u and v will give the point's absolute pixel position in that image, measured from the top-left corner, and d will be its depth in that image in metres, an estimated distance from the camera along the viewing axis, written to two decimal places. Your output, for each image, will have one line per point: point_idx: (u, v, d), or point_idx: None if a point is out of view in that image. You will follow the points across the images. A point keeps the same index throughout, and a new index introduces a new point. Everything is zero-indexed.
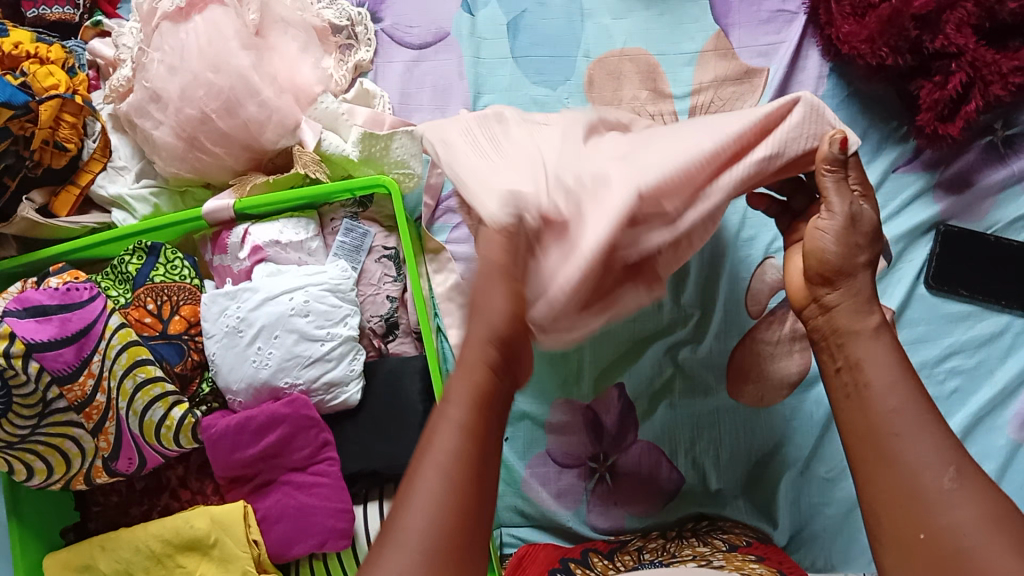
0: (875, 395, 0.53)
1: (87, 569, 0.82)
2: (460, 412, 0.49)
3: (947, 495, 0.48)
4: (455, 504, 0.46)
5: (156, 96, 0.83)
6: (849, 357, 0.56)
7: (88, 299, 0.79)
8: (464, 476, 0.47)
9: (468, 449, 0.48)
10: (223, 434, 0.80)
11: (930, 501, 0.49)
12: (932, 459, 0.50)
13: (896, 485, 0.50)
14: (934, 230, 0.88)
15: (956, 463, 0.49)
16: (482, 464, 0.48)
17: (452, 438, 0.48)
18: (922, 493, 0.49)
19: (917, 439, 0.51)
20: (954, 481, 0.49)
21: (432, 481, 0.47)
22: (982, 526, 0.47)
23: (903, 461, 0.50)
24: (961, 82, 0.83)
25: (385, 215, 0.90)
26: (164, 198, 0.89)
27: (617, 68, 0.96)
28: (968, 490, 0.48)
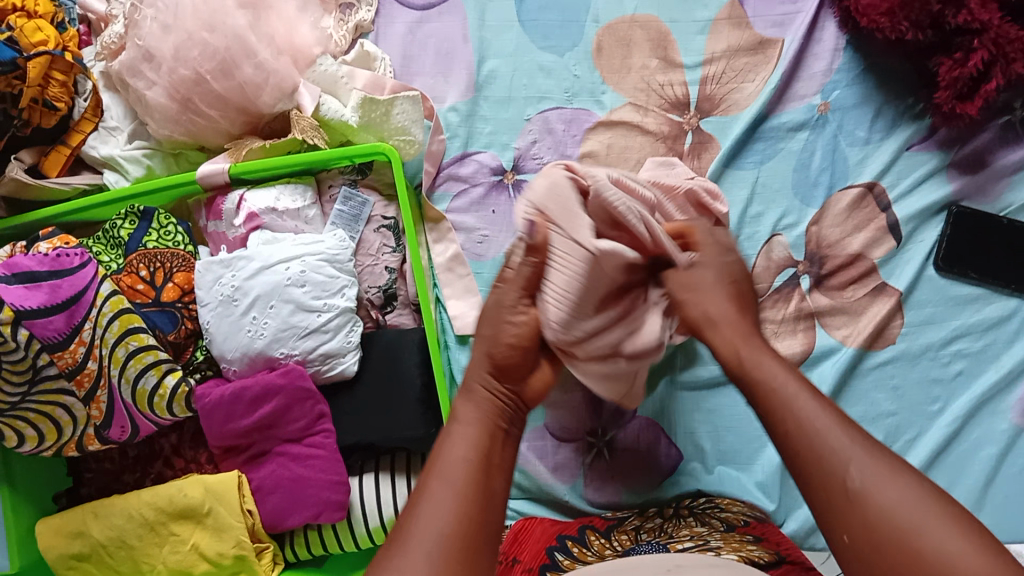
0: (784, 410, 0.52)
1: (81, 535, 0.81)
2: (466, 423, 0.57)
3: (856, 492, 0.45)
4: (471, 495, 0.51)
5: (149, 55, 0.80)
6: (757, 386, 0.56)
7: (79, 265, 0.78)
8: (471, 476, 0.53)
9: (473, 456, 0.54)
10: (218, 403, 0.79)
11: (844, 503, 0.46)
12: (842, 452, 0.47)
13: (818, 496, 0.48)
14: (946, 211, 0.86)
15: (858, 456, 0.47)
16: (489, 461, 0.55)
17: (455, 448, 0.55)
18: (835, 497, 0.46)
19: (828, 437, 0.48)
20: (861, 473, 0.46)
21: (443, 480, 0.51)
22: (893, 509, 0.44)
23: (818, 467, 0.48)
24: (983, 59, 0.80)
25: (384, 183, 0.88)
26: (158, 159, 0.87)
27: (627, 35, 0.93)
28: (876, 480, 0.45)
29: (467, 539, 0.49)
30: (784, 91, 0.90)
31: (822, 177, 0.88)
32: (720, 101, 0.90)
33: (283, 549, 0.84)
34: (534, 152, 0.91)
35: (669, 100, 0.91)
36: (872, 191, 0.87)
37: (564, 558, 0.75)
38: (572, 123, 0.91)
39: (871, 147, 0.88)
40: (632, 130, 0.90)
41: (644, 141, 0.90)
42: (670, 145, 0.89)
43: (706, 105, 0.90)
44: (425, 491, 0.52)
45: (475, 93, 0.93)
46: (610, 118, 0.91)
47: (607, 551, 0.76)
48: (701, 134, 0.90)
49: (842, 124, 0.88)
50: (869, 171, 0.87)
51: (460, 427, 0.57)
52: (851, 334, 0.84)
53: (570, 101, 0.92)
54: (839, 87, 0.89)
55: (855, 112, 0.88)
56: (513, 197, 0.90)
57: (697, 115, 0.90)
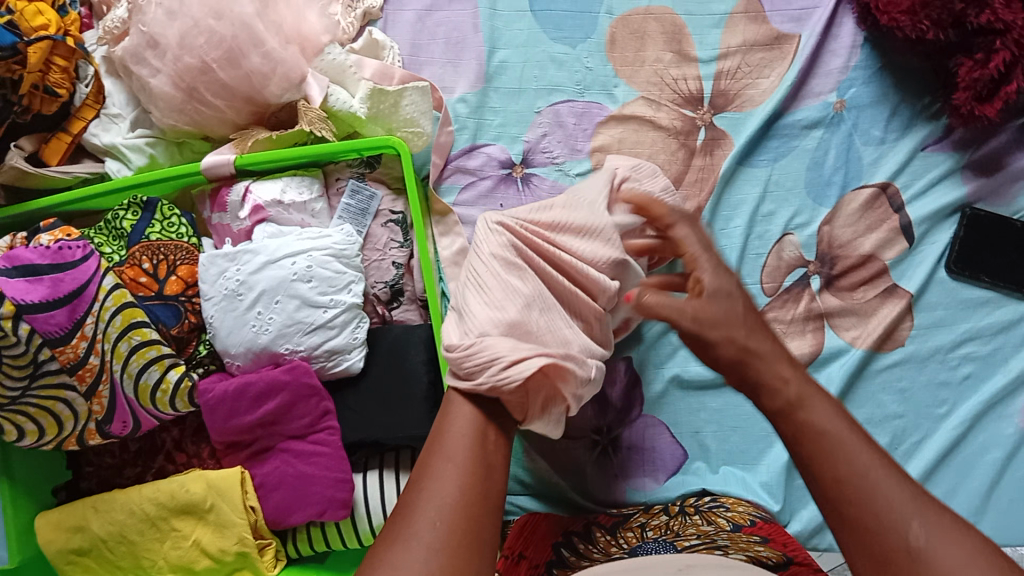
0: (829, 458, 0.52)
1: (80, 530, 0.80)
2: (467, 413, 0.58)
3: (917, 552, 0.48)
4: (462, 503, 0.52)
5: (153, 41, 0.78)
6: (794, 434, 0.54)
7: (82, 258, 0.76)
8: (471, 467, 0.54)
9: (478, 452, 0.55)
10: (221, 399, 0.78)
11: (914, 564, 0.47)
12: (904, 507, 0.49)
13: (870, 550, 0.49)
14: (959, 213, 0.85)
15: (918, 514, 0.49)
16: (484, 464, 0.55)
17: (451, 459, 0.54)
18: (896, 555, 0.48)
19: (886, 486, 0.50)
20: (921, 532, 0.48)
21: (444, 473, 0.53)
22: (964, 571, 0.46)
23: (880, 515, 0.49)
24: (1005, 60, 0.79)
25: (392, 177, 0.86)
26: (161, 148, 0.85)
27: (641, 28, 0.91)
28: (934, 534, 0.48)
29: (466, 520, 0.51)
30: (800, 88, 0.88)
31: (836, 176, 0.86)
32: (735, 97, 0.89)
33: (285, 546, 0.83)
34: (544, 145, 0.89)
35: (682, 95, 0.89)
36: (886, 191, 0.86)
37: (570, 554, 0.76)
38: (583, 117, 0.90)
39: (886, 147, 0.87)
40: (644, 125, 0.89)
41: (656, 137, 0.88)
42: (683, 141, 0.88)
43: (720, 101, 0.89)
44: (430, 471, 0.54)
45: (485, 84, 0.91)
46: (622, 112, 0.89)
47: (613, 549, 0.75)
48: (714, 130, 0.88)
49: (857, 123, 0.87)
50: (883, 171, 0.86)
51: (460, 416, 0.58)
52: (861, 335, 0.83)
53: (582, 94, 0.90)
54: (856, 85, 0.88)
55: (871, 111, 0.87)
56: (521, 191, 0.88)
57: (711, 111, 0.89)
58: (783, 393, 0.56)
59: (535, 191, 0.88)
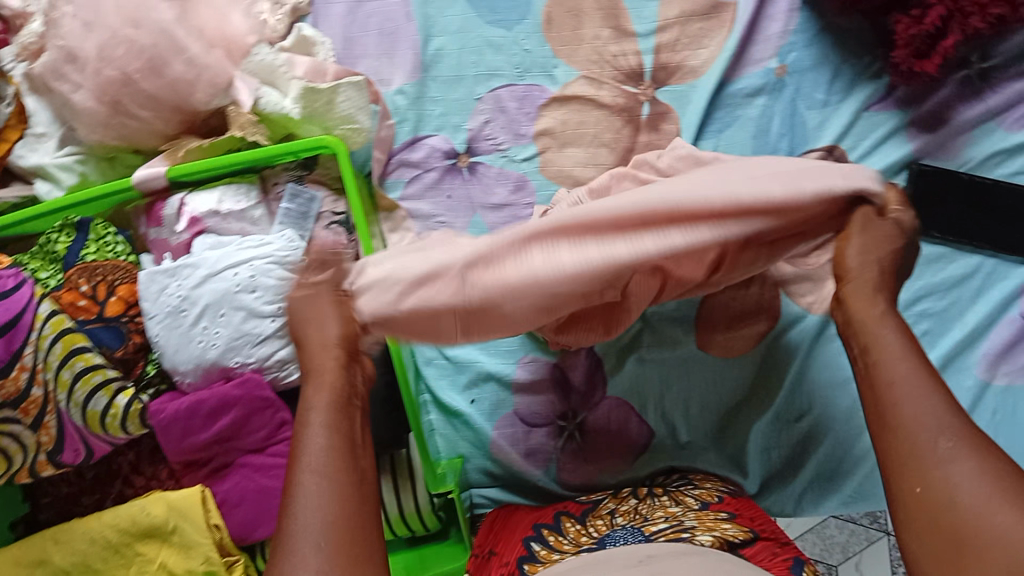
0: (880, 370, 0.52)
1: (41, 564, 0.78)
2: (322, 389, 0.54)
3: (942, 454, 0.45)
4: (350, 492, 0.48)
5: (72, 56, 0.76)
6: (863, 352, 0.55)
7: (13, 287, 0.74)
8: (343, 451, 0.50)
9: (335, 437, 0.51)
10: (173, 418, 0.76)
11: (928, 465, 0.45)
12: (932, 421, 0.47)
13: (895, 450, 0.47)
14: (906, 169, 0.84)
15: (947, 429, 0.46)
16: (352, 448, 0.51)
17: (318, 467, 0.48)
18: (917, 453, 0.46)
19: (919, 400, 0.48)
20: (950, 443, 0.45)
21: (310, 483, 0.48)
22: (977, 479, 0.43)
23: (905, 422, 0.48)
24: (941, 15, 0.78)
25: (331, 177, 0.84)
26: (91, 165, 0.82)
27: (576, 6, 0.89)
28: (963, 451, 0.45)
29: (346, 534, 0.46)
30: (741, 56, 0.87)
31: (782, 143, 0.85)
32: (675, 70, 0.87)
33: (254, 560, 0.82)
34: (487, 133, 0.88)
35: (623, 71, 0.88)
36: (833, 153, 0.84)
37: (541, 548, 0.73)
38: (525, 101, 0.88)
39: (830, 109, 0.86)
40: (587, 104, 0.87)
41: (600, 115, 0.86)
42: (628, 118, 0.86)
43: (662, 75, 0.87)
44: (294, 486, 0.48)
45: (422, 75, 0.89)
46: (564, 93, 0.87)
47: (582, 539, 0.74)
48: (657, 105, 0.87)
49: (800, 87, 0.86)
50: (830, 133, 0.85)
51: (313, 411, 0.53)
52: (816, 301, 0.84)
53: (522, 77, 0.89)
54: (796, 49, 0.87)
55: (813, 74, 0.86)
56: (467, 180, 0.87)
57: (652, 86, 0.87)
58: (848, 315, 0.57)
59: (481, 180, 0.86)
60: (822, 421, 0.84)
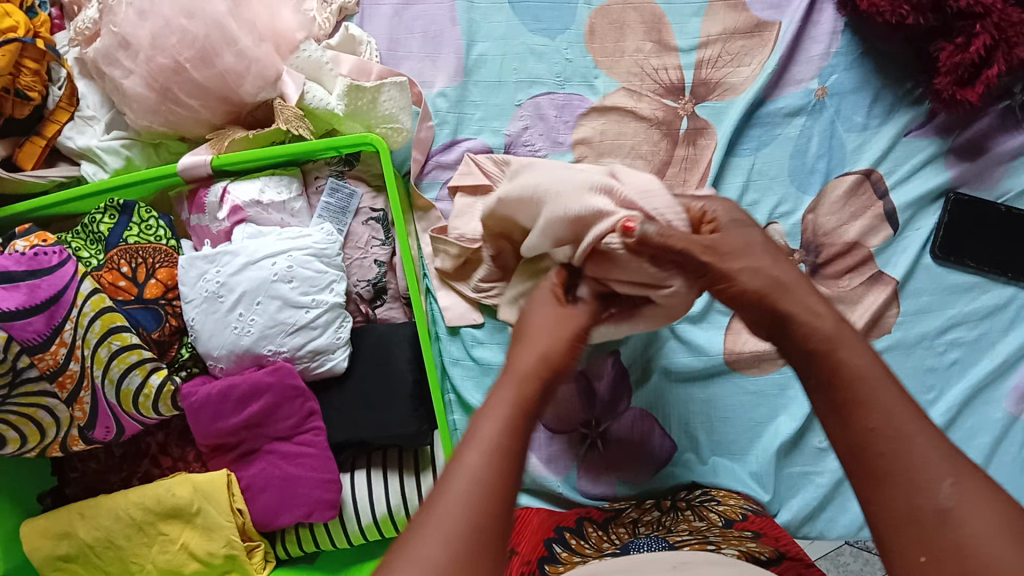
0: (867, 406, 0.45)
1: (66, 537, 0.79)
2: (503, 398, 0.48)
3: (948, 514, 0.40)
4: (494, 493, 0.43)
5: (125, 42, 0.77)
6: (831, 388, 0.47)
7: (58, 263, 0.75)
8: (511, 454, 0.44)
9: (510, 436, 0.45)
10: (204, 402, 0.77)
11: (932, 525, 0.40)
12: (932, 467, 0.41)
13: (892, 505, 0.42)
14: (943, 198, 0.85)
15: (952, 471, 0.41)
16: (521, 448, 0.46)
17: (486, 452, 0.44)
18: (919, 514, 0.41)
19: (915, 445, 0.42)
20: (953, 491, 0.40)
21: (472, 463, 0.43)
22: (997, 541, 0.38)
23: (901, 472, 0.42)
24: (985, 44, 0.79)
25: (372, 174, 0.86)
26: (137, 150, 0.84)
27: (620, 18, 0.90)
28: (973, 504, 0.40)
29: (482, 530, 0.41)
30: (781, 75, 0.88)
31: (820, 164, 0.86)
32: (716, 86, 0.88)
33: (274, 547, 0.83)
34: (525, 138, 0.89)
35: (664, 84, 0.88)
36: (870, 177, 0.85)
37: (562, 550, 0.74)
38: (564, 109, 0.89)
39: (869, 133, 0.86)
40: (626, 115, 0.88)
41: (638, 127, 0.87)
42: (666, 131, 0.87)
43: (701, 90, 0.88)
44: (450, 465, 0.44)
45: (463, 78, 0.90)
46: (603, 103, 0.88)
47: (604, 545, 0.75)
48: (696, 120, 0.87)
49: (839, 110, 0.87)
50: (867, 157, 0.85)
51: (493, 404, 0.47)
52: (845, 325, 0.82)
53: (562, 86, 0.90)
54: (837, 71, 0.87)
55: (853, 97, 0.87)
56: None
57: (692, 101, 0.88)
58: (819, 332, 0.49)
59: None
60: None
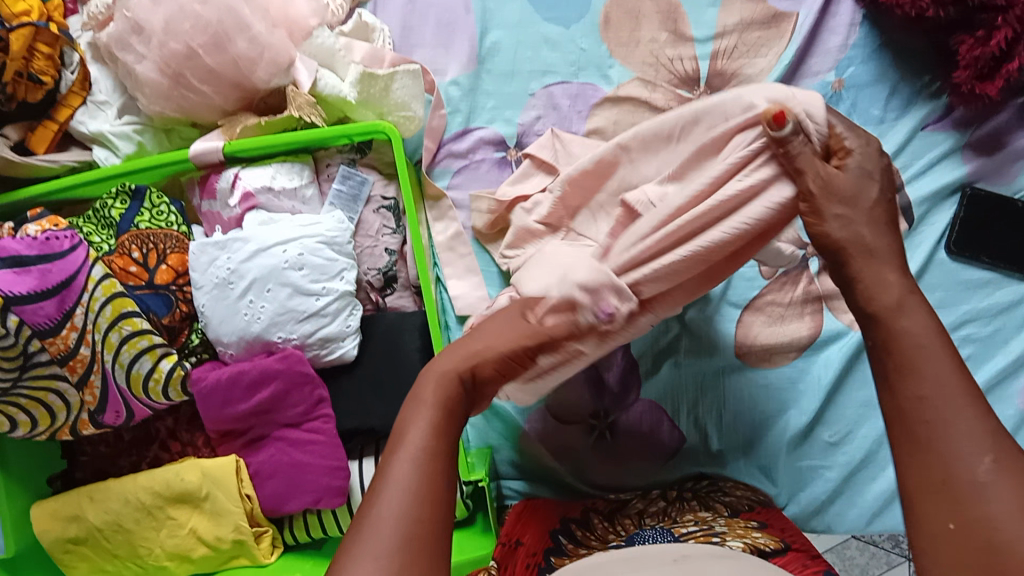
0: (914, 373, 0.43)
1: (76, 519, 0.80)
2: (424, 403, 0.50)
3: (984, 487, 0.39)
4: (429, 495, 0.46)
5: (138, 27, 0.76)
6: (881, 347, 0.46)
7: (69, 248, 0.75)
8: (438, 457, 0.48)
9: (436, 442, 0.48)
10: (214, 387, 0.77)
11: (965, 495, 0.40)
12: (971, 443, 0.40)
13: (925, 473, 0.41)
14: (959, 193, 0.84)
15: (992, 448, 0.40)
16: (448, 449, 0.49)
17: (414, 460, 0.47)
18: (952, 481, 0.40)
19: (959, 417, 0.41)
20: (991, 470, 0.40)
21: (404, 471, 0.46)
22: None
23: (940, 443, 0.41)
24: (1007, 38, 0.77)
25: (384, 162, 0.86)
26: (149, 136, 0.83)
27: (635, 7, 0.89)
28: (1007, 482, 0.39)
29: (423, 532, 0.44)
30: (798, 67, 0.87)
31: None
32: (732, 77, 0.87)
33: (282, 533, 0.84)
34: (537, 128, 0.88)
35: (678, 75, 0.88)
36: None
37: (567, 541, 0.74)
38: (578, 99, 0.88)
39: (886, 126, 0.85)
40: (640, 106, 0.87)
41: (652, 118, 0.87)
42: None
43: (717, 82, 0.87)
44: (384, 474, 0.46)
45: (477, 67, 0.90)
46: (617, 93, 0.88)
47: (611, 537, 0.76)
48: None
49: (856, 103, 0.86)
50: (883, 151, 0.85)
51: (415, 409, 0.50)
52: None
53: (576, 75, 0.89)
54: (854, 64, 0.86)
55: (870, 90, 0.86)
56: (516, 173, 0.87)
57: (707, 92, 0.87)
58: (881, 300, 0.47)
59: None
60: (855, 438, 0.85)
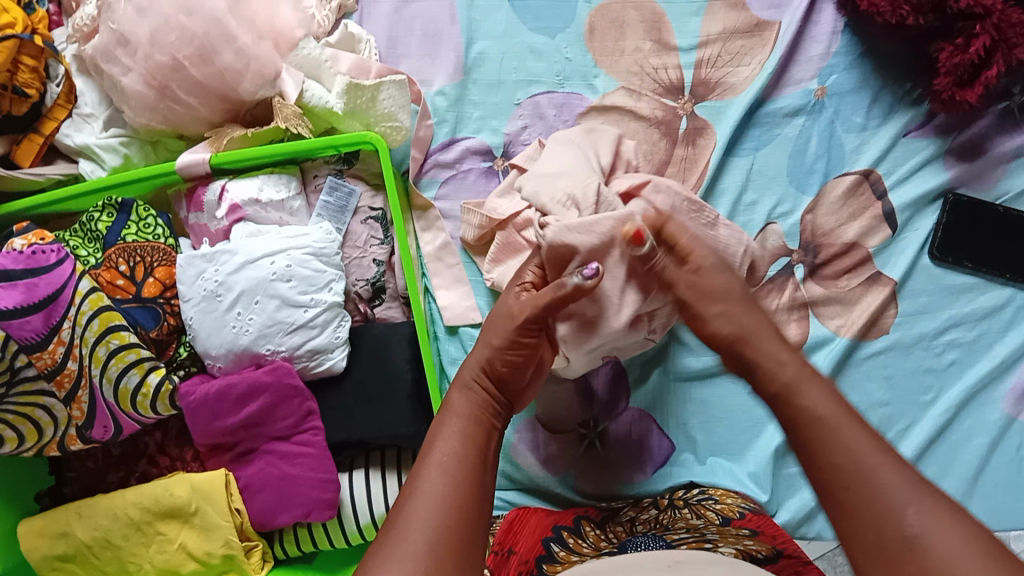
0: (828, 447, 0.50)
1: (64, 536, 0.79)
2: (457, 415, 0.59)
3: (914, 541, 0.45)
4: (460, 500, 0.52)
5: (123, 39, 0.76)
6: (799, 427, 0.53)
7: (56, 262, 0.75)
8: (467, 471, 0.54)
9: (466, 448, 0.56)
10: (203, 401, 0.77)
11: (902, 551, 0.45)
12: (899, 497, 0.46)
13: (864, 536, 0.47)
14: (941, 199, 0.85)
15: (913, 500, 0.46)
16: (479, 464, 0.56)
17: (445, 468, 0.54)
18: (890, 544, 0.46)
19: (880, 474, 0.48)
20: (917, 519, 0.45)
21: (435, 479, 0.53)
22: (959, 559, 0.43)
23: (869, 507, 0.47)
24: (985, 45, 0.78)
25: (371, 173, 0.85)
26: (135, 148, 0.83)
27: (620, 17, 0.90)
28: (936, 527, 0.45)
29: (453, 526, 0.51)
30: (781, 75, 0.88)
31: (819, 164, 0.86)
32: (716, 86, 0.88)
33: (272, 547, 0.83)
34: (524, 138, 0.89)
35: (663, 84, 0.88)
36: (868, 177, 0.85)
37: (560, 549, 0.74)
38: (564, 108, 0.89)
39: (868, 133, 0.86)
40: (625, 115, 0.88)
41: (638, 127, 0.87)
42: (665, 131, 0.87)
43: (701, 90, 0.88)
44: (417, 480, 0.53)
45: (463, 77, 0.90)
46: (602, 102, 0.88)
47: (602, 544, 0.76)
48: (695, 119, 0.87)
49: (839, 110, 0.87)
50: (866, 158, 0.85)
51: (449, 422, 0.58)
52: (844, 324, 0.83)
53: (562, 85, 0.89)
54: (837, 71, 0.87)
55: (852, 97, 0.87)
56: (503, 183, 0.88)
57: (692, 100, 0.88)
58: (780, 379, 0.56)
59: None
60: None
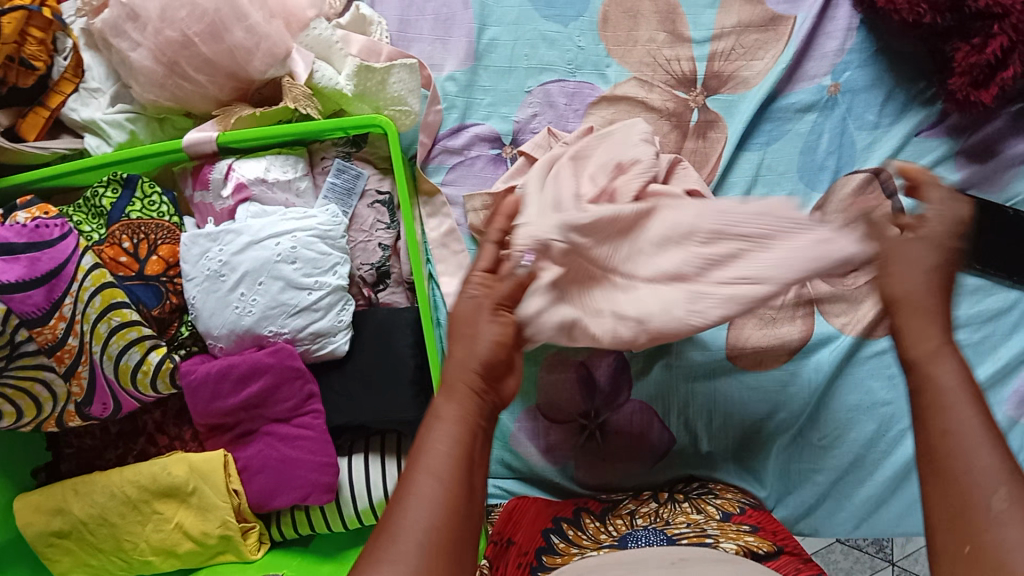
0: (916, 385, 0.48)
1: (60, 513, 0.79)
2: (448, 413, 0.49)
3: (996, 517, 0.42)
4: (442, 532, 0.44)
5: (134, 14, 0.75)
6: (915, 390, 0.49)
7: (59, 237, 0.74)
8: (457, 469, 0.46)
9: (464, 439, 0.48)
10: (204, 380, 0.76)
11: (978, 522, 0.42)
12: (984, 475, 0.43)
13: (943, 493, 0.44)
14: None
15: (1003, 483, 0.43)
16: (474, 451, 0.48)
17: (435, 487, 0.45)
18: (964, 501, 0.43)
19: (975, 454, 0.44)
20: (1005, 501, 0.42)
21: (423, 493, 0.45)
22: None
23: (954, 476, 0.44)
24: (1002, 46, 0.77)
25: (379, 157, 0.86)
26: (141, 124, 0.83)
27: (634, 7, 0.89)
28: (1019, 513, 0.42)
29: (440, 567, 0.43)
30: (794, 71, 0.87)
31: (829, 161, 0.85)
32: (728, 79, 0.87)
33: (269, 529, 0.83)
34: (533, 126, 0.88)
35: (676, 76, 0.88)
36: None
37: (559, 540, 0.74)
38: (574, 97, 0.88)
39: (880, 131, 0.86)
40: (636, 106, 0.87)
41: (648, 118, 0.87)
42: (676, 123, 0.86)
43: (714, 83, 0.87)
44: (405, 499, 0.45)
45: (474, 62, 0.89)
46: (614, 92, 0.88)
47: (602, 536, 0.75)
48: (707, 112, 0.87)
49: (852, 107, 0.86)
50: (877, 156, 0.85)
51: (443, 416, 0.49)
52: (849, 322, 0.85)
53: (573, 73, 0.89)
54: (850, 69, 0.87)
55: (866, 95, 0.86)
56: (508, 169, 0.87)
57: (703, 93, 0.87)
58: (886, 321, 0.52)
59: None
60: (844, 442, 0.83)
